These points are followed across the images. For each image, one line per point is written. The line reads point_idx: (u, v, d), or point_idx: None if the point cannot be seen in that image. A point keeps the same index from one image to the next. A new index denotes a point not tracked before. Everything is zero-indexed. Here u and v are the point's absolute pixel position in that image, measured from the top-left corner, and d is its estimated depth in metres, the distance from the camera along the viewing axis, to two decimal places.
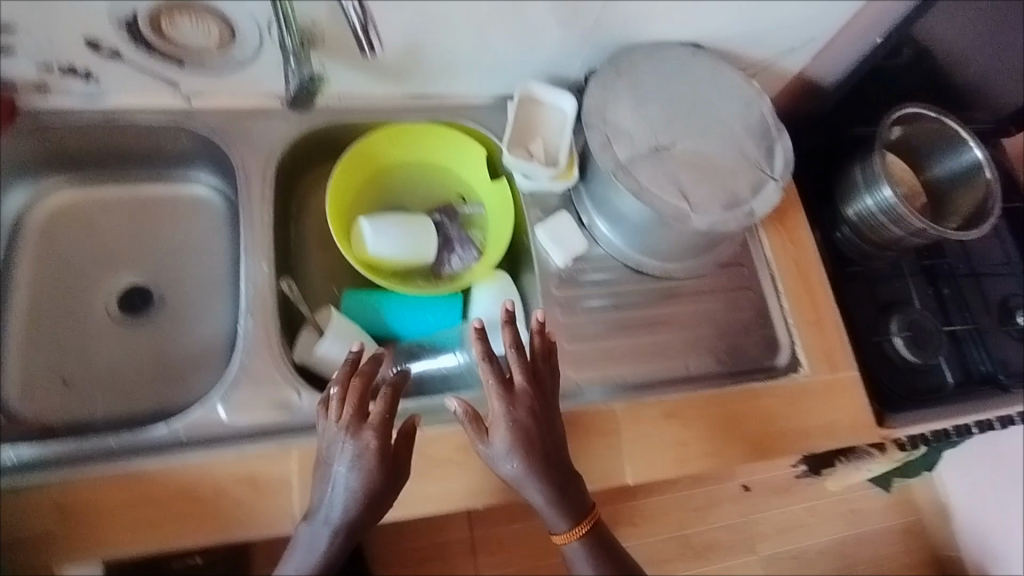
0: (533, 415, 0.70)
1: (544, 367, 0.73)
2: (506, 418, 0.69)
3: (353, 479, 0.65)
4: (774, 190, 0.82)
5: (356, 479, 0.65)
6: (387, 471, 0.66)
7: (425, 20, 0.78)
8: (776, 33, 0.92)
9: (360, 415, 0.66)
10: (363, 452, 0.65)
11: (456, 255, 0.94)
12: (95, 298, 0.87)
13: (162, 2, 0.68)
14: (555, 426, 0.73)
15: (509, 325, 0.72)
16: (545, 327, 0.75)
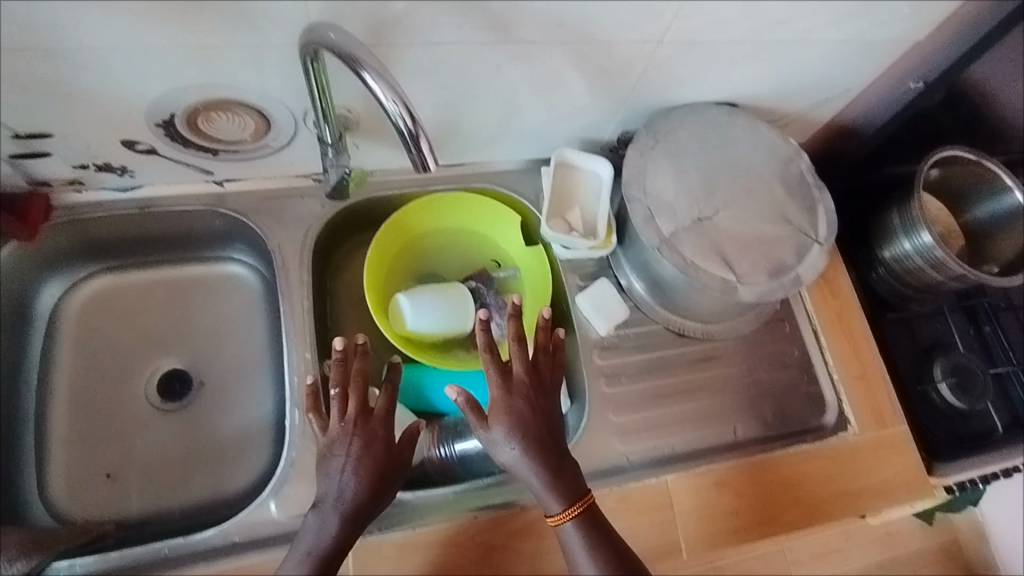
0: (531, 405, 0.72)
1: (545, 361, 0.76)
2: (504, 405, 0.71)
3: (352, 472, 0.69)
4: (819, 253, 0.80)
5: (356, 470, 0.69)
6: (389, 460, 0.70)
7: (461, 99, 0.77)
8: (811, 87, 0.90)
9: (362, 412, 0.71)
10: (362, 445, 0.70)
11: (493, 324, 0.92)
12: (134, 385, 0.86)
13: (200, 103, 0.68)
14: (554, 413, 0.74)
15: (515, 319, 0.75)
16: (550, 325, 0.78)
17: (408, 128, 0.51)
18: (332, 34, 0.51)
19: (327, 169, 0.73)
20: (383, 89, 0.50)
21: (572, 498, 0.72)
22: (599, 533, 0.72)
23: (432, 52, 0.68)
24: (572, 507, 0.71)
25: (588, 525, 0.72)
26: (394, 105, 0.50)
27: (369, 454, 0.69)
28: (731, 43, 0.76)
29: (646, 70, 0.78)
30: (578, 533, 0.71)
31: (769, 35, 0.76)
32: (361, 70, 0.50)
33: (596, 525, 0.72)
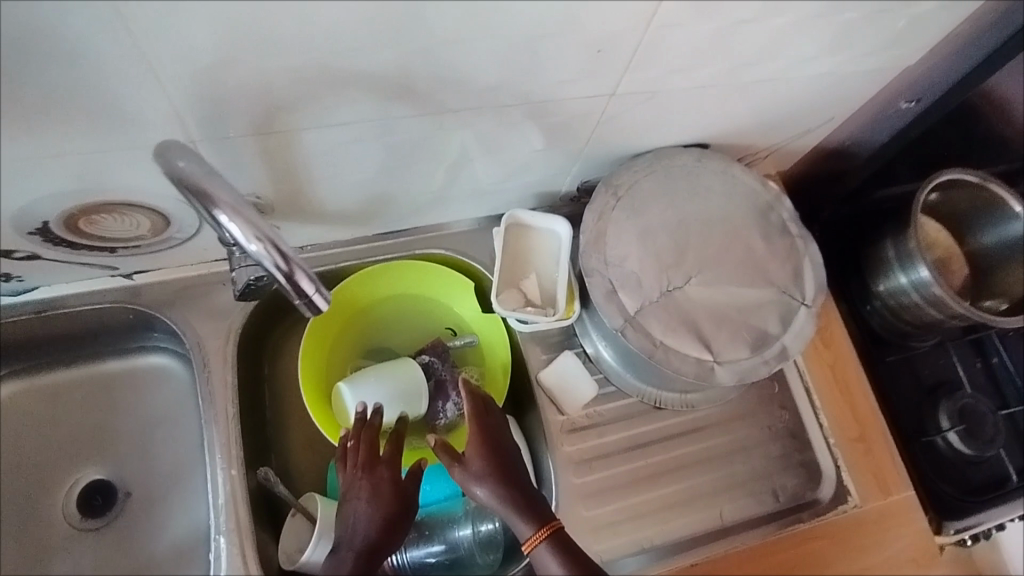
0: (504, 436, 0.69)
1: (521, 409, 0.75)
2: (475, 434, 0.67)
3: (364, 518, 0.63)
4: (807, 318, 0.71)
5: (367, 514, 0.63)
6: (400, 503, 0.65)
7: (389, 172, 0.67)
8: (792, 120, 0.80)
9: (372, 456, 0.66)
10: (377, 491, 0.64)
11: (451, 403, 0.83)
12: (52, 503, 0.77)
13: (75, 208, 0.58)
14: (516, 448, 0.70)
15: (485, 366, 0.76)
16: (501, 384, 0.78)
17: (281, 268, 0.44)
18: (182, 164, 0.43)
19: (235, 268, 0.62)
20: (241, 233, 0.43)
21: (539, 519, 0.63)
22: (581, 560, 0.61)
23: (342, 132, 0.57)
24: (543, 529, 0.63)
25: (563, 546, 0.62)
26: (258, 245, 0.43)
27: (381, 499, 0.64)
28: (697, 89, 0.65)
29: (601, 123, 0.68)
30: (555, 559, 0.61)
31: (738, 78, 0.65)
32: (211, 208, 0.42)
33: (573, 549, 0.62)
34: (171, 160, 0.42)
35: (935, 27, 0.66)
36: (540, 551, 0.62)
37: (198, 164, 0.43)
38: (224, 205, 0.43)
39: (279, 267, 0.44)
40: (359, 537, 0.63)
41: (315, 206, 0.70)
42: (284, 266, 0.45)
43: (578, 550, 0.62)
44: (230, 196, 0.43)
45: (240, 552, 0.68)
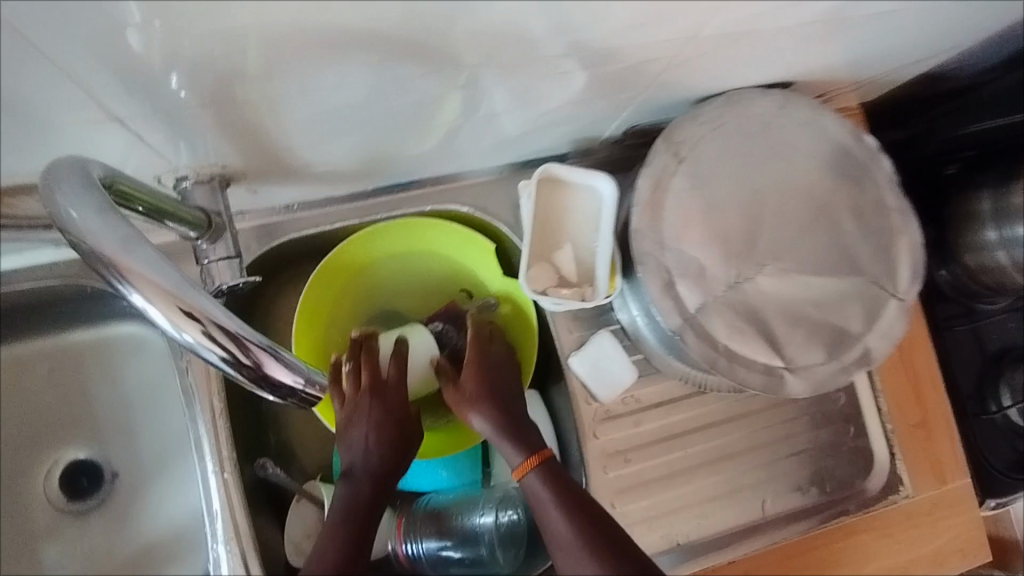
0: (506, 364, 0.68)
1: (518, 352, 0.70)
2: (470, 356, 0.66)
3: (373, 441, 0.60)
4: (897, 314, 0.59)
5: (377, 434, 0.61)
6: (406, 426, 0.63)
7: (392, 131, 0.52)
8: (905, 53, 0.62)
9: (375, 379, 0.63)
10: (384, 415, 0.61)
11: None
12: (32, 485, 0.70)
13: None
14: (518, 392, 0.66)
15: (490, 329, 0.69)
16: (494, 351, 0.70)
17: (244, 364, 0.31)
18: (76, 216, 0.29)
19: (204, 267, 0.51)
20: (165, 317, 0.29)
21: (533, 447, 0.61)
22: (574, 497, 0.57)
23: (328, 97, 0.42)
24: (533, 455, 0.60)
25: (556, 479, 0.58)
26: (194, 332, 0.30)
27: (388, 422, 0.62)
28: (803, 27, 0.48)
29: (669, 68, 0.51)
30: (546, 490, 0.57)
31: (864, 10, 0.48)
32: (120, 286, 0.29)
33: (566, 482, 0.58)
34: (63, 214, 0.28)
35: None
36: (531, 480, 0.59)
37: (98, 225, 0.28)
38: (135, 279, 0.29)
39: (237, 363, 0.31)
40: (370, 458, 0.60)
41: (300, 170, 0.55)
42: (245, 360, 0.31)
43: (572, 484, 0.58)
44: (146, 263, 0.29)
45: (245, 563, 0.61)
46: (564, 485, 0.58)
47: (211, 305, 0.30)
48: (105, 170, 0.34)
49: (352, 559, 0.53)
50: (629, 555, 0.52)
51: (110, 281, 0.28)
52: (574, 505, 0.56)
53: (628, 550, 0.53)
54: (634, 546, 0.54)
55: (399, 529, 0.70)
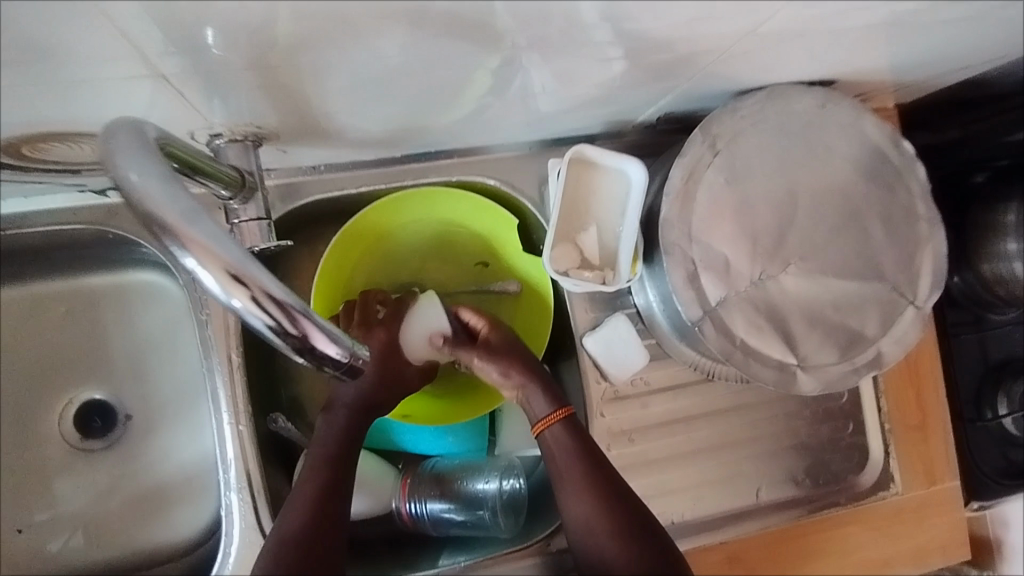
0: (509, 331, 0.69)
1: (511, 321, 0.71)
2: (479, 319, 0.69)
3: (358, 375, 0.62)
4: (913, 322, 0.60)
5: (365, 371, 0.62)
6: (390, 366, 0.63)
7: (430, 103, 0.51)
8: (953, 60, 0.61)
9: (364, 320, 0.65)
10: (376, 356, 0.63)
11: None
12: (46, 420, 0.72)
13: (16, 136, 0.43)
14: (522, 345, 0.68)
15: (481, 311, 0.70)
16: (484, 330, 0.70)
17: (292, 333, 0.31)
18: (137, 179, 0.29)
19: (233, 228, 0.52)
20: (217, 282, 0.29)
21: (554, 402, 0.64)
22: (589, 452, 0.62)
23: (371, 68, 0.41)
24: (559, 409, 0.64)
25: (578, 433, 0.63)
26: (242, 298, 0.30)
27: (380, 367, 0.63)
28: (859, 29, 0.47)
29: (718, 60, 0.50)
30: (568, 442, 0.62)
31: (925, 17, 0.47)
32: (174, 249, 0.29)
33: (585, 437, 0.63)
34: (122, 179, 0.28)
35: None
36: (553, 434, 0.63)
37: (162, 191, 0.29)
38: (194, 245, 0.29)
39: (283, 332, 0.31)
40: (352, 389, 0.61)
41: (333, 134, 0.55)
42: (292, 330, 0.31)
43: (588, 437, 0.63)
44: (206, 233, 0.29)
45: (255, 511, 0.62)
46: (581, 439, 0.63)
47: (265, 275, 0.30)
48: (160, 133, 0.35)
49: (331, 502, 0.56)
50: (628, 506, 0.60)
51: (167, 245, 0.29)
52: (588, 459, 0.61)
53: (628, 502, 0.61)
54: (632, 496, 0.62)
55: (403, 489, 0.72)
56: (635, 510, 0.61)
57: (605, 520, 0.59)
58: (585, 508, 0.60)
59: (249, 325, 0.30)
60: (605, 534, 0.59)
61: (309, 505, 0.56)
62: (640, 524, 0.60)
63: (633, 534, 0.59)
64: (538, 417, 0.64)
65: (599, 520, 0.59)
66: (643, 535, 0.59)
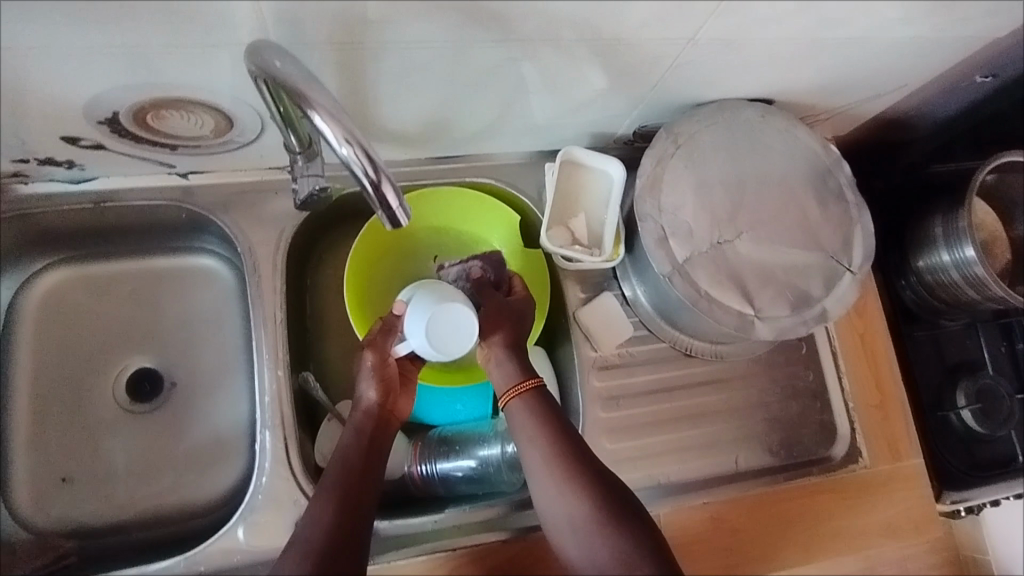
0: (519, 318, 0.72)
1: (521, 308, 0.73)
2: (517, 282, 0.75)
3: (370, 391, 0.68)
4: (850, 285, 0.72)
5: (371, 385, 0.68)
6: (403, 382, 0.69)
7: (452, 98, 0.67)
8: (865, 86, 0.77)
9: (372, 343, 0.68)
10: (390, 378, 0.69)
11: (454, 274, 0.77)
12: (101, 385, 0.81)
13: (145, 102, 0.58)
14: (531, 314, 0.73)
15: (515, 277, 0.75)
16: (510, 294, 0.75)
17: (369, 178, 0.43)
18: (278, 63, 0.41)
19: (297, 179, 0.63)
20: (334, 133, 0.41)
21: (524, 373, 0.67)
22: (552, 420, 0.65)
23: (410, 52, 0.56)
24: (526, 380, 0.67)
25: (539, 403, 0.66)
26: (349, 150, 0.42)
27: (389, 381, 0.69)
28: (775, 43, 0.63)
29: (672, 67, 0.66)
30: (528, 412, 0.66)
31: (824, 34, 0.63)
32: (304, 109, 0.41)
33: (549, 406, 0.66)
34: (269, 62, 0.41)
35: None
36: (517, 406, 0.66)
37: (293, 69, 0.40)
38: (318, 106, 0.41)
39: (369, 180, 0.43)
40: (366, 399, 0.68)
41: (375, 126, 0.70)
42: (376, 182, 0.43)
43: (548, 405, 0.66)
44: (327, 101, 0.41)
45: (286, 447, 0.71)
46: (542, 408, 0.66)
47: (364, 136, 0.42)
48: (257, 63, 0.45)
49: (343, 502, 0.60)
50: (594, 467, 0.63)
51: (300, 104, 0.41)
52: (551, 425, 0.64)
53: (595, 466, 0.63)
54: (597, 459, 0.64)
55: (416, 453, 0.80)
56: (602, 473, 0.63)
57: (572, 482, 0.61)
58: (551, 475, 0.62)
59: (349, 170, 0.43)
60: (572, 498, 0.61)
61: (329, 508, 0.59)
62: (609, 484, 0.62)
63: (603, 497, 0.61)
64: (507, 388, 0.67)
65: (565, 485, 0.61)
66: (612, 496, 0.61)
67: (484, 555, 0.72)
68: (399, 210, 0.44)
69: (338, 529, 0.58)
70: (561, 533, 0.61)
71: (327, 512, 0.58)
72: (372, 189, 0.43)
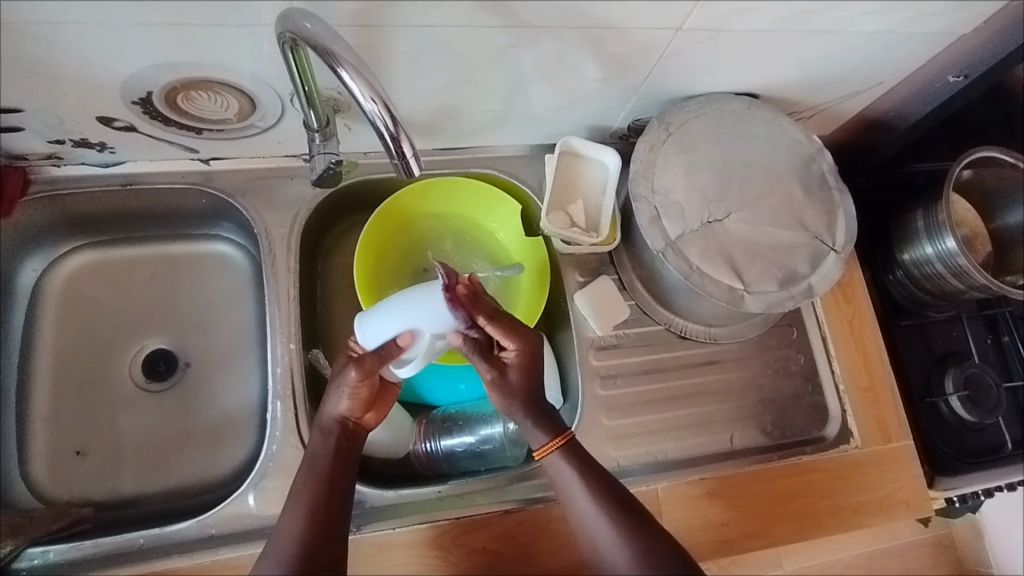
0: (525, 378, 0.64)
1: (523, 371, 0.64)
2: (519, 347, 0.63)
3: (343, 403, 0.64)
4: (835, 263, 0.76)
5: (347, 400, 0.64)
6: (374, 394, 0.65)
7: (458, 85, 0.72)
8: (843, 81, 0.83)
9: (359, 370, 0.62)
10: (361, 398, 0.64)
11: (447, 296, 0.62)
12: (119, 364, 0.84)
13: (178, 82, 0.63)
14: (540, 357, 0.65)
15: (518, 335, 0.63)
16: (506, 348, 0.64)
17: (390, 131, 0.49)
18: (307, 25, 0.47)
19: (312, 155, 0.68)
20: (361, 90, 0.47)
21: (552, 432, 0.65)
22: (595, 472, 0.65)
23: (421, 34, 0.62)
24: (555, 439, 0.65)
25: (576, 454, 0.65)
26: (374, 107, 0.48)
27: (364, 399, 0.65)
28: (755, 34, 0.69)
29: (661, 58, 0.71)
30: (569, 467, 0.65)
31: (800, 26, 0.69)
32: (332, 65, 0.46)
33: (584, 457, 0.66)
34: (297, 23, 0.47)
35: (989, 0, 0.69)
36: (555, 460, 0.65)
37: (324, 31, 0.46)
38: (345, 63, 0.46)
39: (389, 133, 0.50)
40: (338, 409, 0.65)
41: None
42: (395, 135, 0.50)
43: (584, 457, 0.66)
44: (353, 61, 0.47)
45: (296, 416, 0.74)
46: (583, 462, 0.65)
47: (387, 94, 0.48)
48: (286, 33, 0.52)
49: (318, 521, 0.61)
50: (638, 517, 0.64)
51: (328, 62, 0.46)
52: (592, 477, 0.65)
53: (631, 505, 0.65)
54: (641, 508, 0.65)
55: (420, 431, 0.82)
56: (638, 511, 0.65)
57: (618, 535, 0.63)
58: (597, 522, 0.64)
59: (373, 123, 0.49)
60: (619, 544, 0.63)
61: (307, 527, 0.61)
62: (651, 532, 0.64)
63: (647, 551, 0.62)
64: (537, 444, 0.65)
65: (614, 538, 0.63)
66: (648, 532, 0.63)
67: (479, 527, 0.73)
68: (411, 158, 0.52)
69: (312, 546, 0.60)
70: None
71: (300, 532, 0.60)
72: (390, 140, 0.50)
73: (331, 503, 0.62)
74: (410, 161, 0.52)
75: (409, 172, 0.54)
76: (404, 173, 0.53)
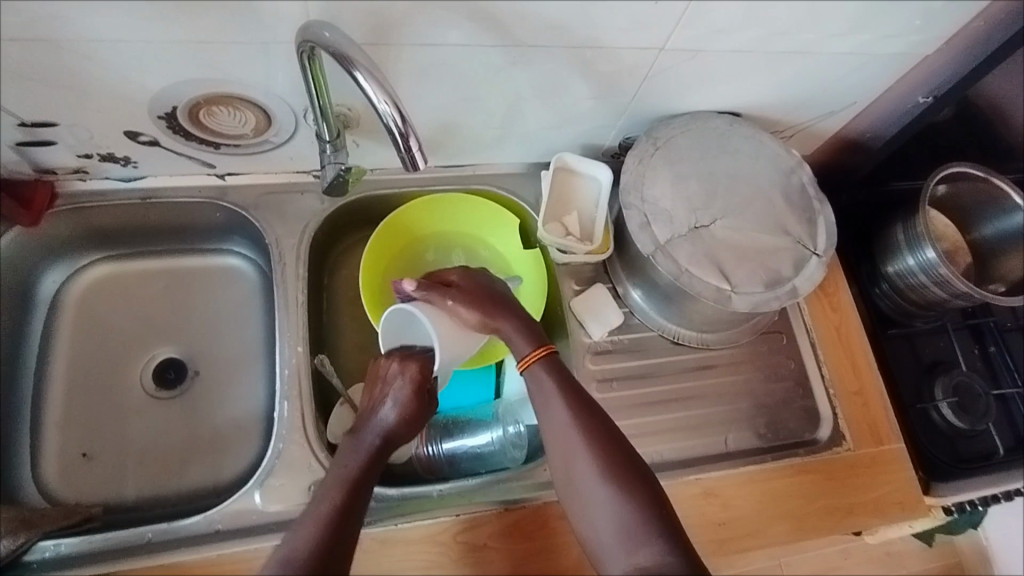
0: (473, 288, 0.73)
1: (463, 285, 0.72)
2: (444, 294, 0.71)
3: (386, 418, 0.69)
4: (817, 266, 0.80)
5: (392, 411, 0.69)
6: (417, 411, 0.70)
7: (460, 102, 0.77)
8: (820, 101, 0.89)
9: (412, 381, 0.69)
10: (408, 410, 0.69)
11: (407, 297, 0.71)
12: (131, 371, 0.87)
13: (201, 99, 0.69)
14: (477, 270, 0.75)
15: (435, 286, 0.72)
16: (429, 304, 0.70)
17: (399, 129, 0.55)
18: (326, 36, 0.54)
19: (324, 165, 0.73)
20: (375, 90, 0.54)
21: (536, 343, 0.70)
22: (575, 390, 0.67)
23: (426, 53, 0.68)
24: (539, 348, 0.69)
25: (557, 367, 0.68)
26: (385, 104, 0.54)
27: (411, 414, 0.69)
28: (732, 54, 0.75)
29: (647, 77, 0.77)
30: (548, 379, 0.68)
31: (775, 46, 0.75)
32: (351, 70, 0.54)
33: (566, 376, 0.68)
34: (319, 31, 0.54)
35: (945, 22, 0.75)
36: (538, 369, 0.68)
37: (342, 39, 0.54)
38: (361, 66, 0.54)
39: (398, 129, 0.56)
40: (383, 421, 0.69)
41: None
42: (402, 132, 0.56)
43: (573, 385, 0.68)
44: (367, 65, 0.53)
45: (302, 415, 0.76)
46: (571, 390, 0.67)
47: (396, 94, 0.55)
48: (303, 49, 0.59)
49: (340, 520, 0.60)
50: (613, 436, 0.65)
51: (347, 68, 0.54)
52: (581, 407, 0.66)
53: (607, 429, 0.65)
54: (617, 431, 0.66)
55: (422, 436, 0.83)
56: (612, 434, 0.65)
57: (592, 449, 0.63)
58: (570, 438, 0.65)
59: (383, 122, 0.55)
60: (590, 460, 0.63)
61: (331, 517, 0.59)
62: (621, 451, 0.64)
63: (618, 462, 0.63)
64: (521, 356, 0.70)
65: (587, 450, 0.63)
66: (619, 453, 0.64)
67: (480, 523, 0.74)
68: (417, 154, 0.58)
69: (324, 544, 0.57)
70: (579, 496, 0.63)
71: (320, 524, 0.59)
72: (398, 137, 0.56)
73: (356, 505, 0.62)
74: (416, 156, 0.58)
75: (414, 168, 0.60)
76: (410, 167, 0.59)
